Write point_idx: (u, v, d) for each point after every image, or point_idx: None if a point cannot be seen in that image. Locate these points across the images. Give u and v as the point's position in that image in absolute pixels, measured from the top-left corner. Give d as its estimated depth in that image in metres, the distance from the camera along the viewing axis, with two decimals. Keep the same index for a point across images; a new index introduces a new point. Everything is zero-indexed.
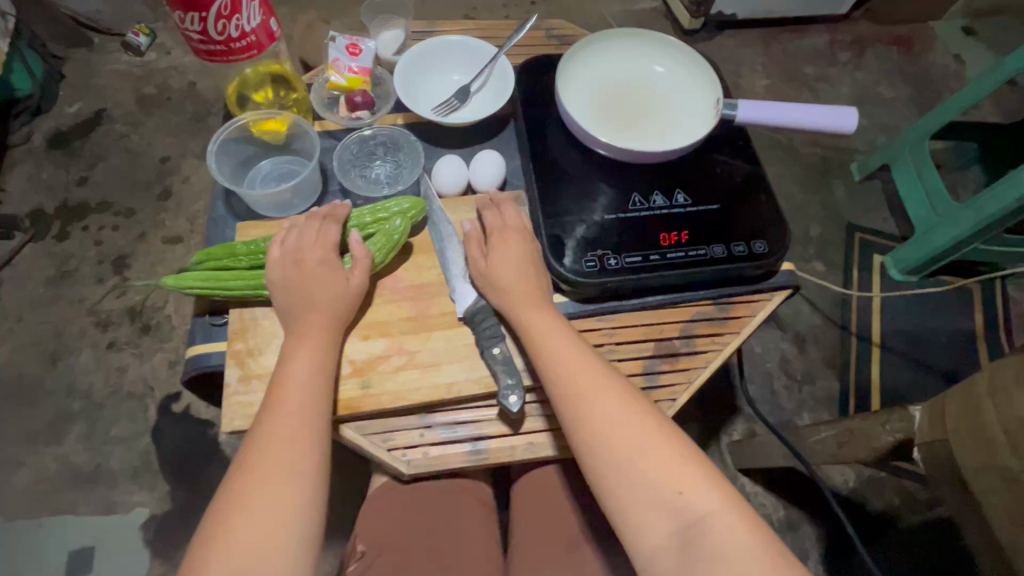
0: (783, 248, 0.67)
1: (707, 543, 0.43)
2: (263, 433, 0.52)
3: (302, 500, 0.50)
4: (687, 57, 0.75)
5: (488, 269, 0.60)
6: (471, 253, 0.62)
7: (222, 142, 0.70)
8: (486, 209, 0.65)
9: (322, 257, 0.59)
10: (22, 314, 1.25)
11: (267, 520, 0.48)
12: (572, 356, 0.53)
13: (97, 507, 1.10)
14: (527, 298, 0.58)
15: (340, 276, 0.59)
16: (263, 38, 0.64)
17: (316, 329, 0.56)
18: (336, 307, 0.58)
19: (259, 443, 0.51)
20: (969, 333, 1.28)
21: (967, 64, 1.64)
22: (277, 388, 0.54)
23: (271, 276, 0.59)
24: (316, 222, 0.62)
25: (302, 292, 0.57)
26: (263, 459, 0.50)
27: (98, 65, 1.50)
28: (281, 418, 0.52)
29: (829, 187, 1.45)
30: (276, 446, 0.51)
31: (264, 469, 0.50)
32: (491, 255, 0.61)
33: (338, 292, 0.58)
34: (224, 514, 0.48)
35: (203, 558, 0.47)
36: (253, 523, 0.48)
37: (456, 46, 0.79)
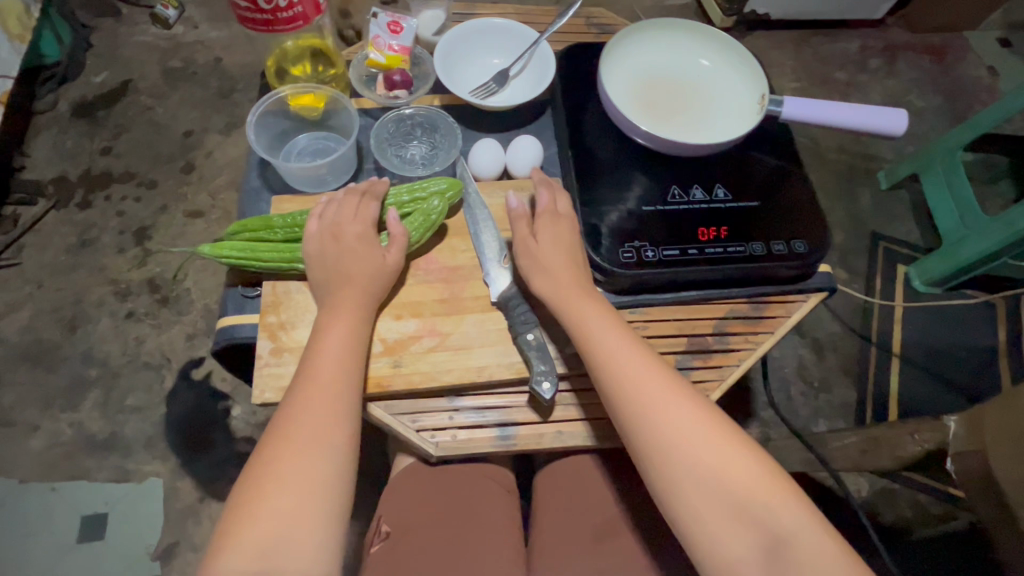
0: (823, 248, 0.66)
1: (793, 551, 0.47)
2: (297, 405, 0.51)
3: (334, 474, 0.50)
4: (736, 53, 0.73)
5: (542, 261, 0.59)
6: (521, 233, 0.61)
7: (261, 114, 0.69)
8: (542, 188, 0.64)
9: (360, 232, 0.59)
10: (43, 280, 1.25)
11: (300, 492, 0.48)
12: (633, 361, 0.53)
13: (110, 474, 1.11)
14: (585, 299, 0.57)
15: (377, 252, 0.58)
16: (310, 10, 0.62)
17: (351, 303, 0.56)
18: (373, 281, 0.57)
19: (297, 418, 0.51)
20: (991, 348, 1.26)
21: (1001, 77, 1.61)
22: (311, 360, 0.54)
23: (307, 249, 0.59)
24: (355, 197, 0.61)
25: (341, 267, 0.57)
26: (299, 433, 0.50)
27: (126, 36, 1.50)
28: (318, 391, 0.52)
29: (855, 195, 1.43)
30: (312, 420, 0.51)
31: (300, 442, 0.50)
32: (539, 245, 0.60)
33: (374, 268, 0.58)
34: (256, 484, 0.49)
35: (236, 524, 0.47)
36: (285, 494, 0.48)
37: (498, 29, 0.78)
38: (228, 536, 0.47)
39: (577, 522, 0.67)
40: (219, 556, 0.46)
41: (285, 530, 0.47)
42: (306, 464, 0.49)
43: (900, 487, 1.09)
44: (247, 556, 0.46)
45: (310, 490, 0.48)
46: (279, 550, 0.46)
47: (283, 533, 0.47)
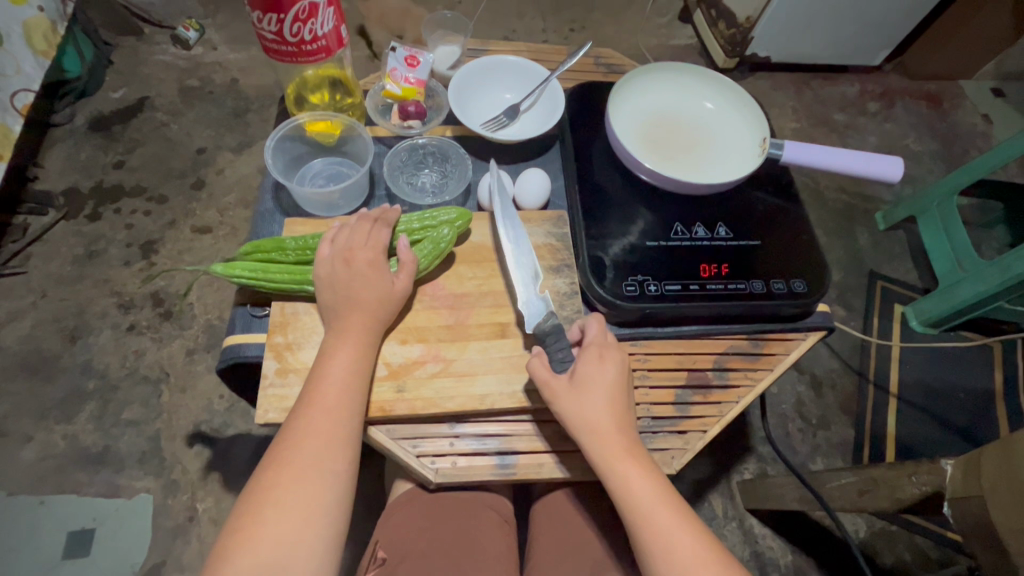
0: (822, 288, 0.67)
1: None
2: (312, 431, 0.51)
3: (337, 502, 0.50)
4: (738, 96, 0.76)
5: (582, 392, 0.56)
6: (540, 373, 0.57)
7: (279, 139, 0.72)
8: (591, 321, 0.60)
9: (371, 258, 0.60)
10: (47, 290, 1.26)
11: (312, 521, 0.49)
12: (663, 516, 0.52)
13: (101, 489, 1.09)
14: (618, 437, 0.55)
15: (386, 279, 0.59)
16: (333, 44, 0.65)
17: (368, 339, 0.57)
18: (381, 309, 0.58)
19: (317, 459, 0.51)
20: (989, 392, 1.26)
21: (994, 125, 1.65)
22: (322, 383, 0.54)
23: (319, 272, 0.60)
24: (367, 223, 0.62)
25: (352, 296, 0.58)
26: (319, 464, 0.50)
27: (146, 55, 1.55)
28: (343, 424, 0.53)
29: (853, 234, 1.46)
30: (334, 455, 0.51)
31: (318, 472, 0.50)
32: (574, 386, 0.56)
33: (384, 295, 0.59)
34: (263, 502, 0.49)
35: (238, 540, 0.47)
36: (293, 521, 0.48)
37: (511, 67, 0.82)
38: (231, 549, 0.47)
39: (576, 555, 0.67)
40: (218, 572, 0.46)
41: (290, 553, 0.47)
42: (319, 494, 0.50)
43: (900, 530, 1.08)
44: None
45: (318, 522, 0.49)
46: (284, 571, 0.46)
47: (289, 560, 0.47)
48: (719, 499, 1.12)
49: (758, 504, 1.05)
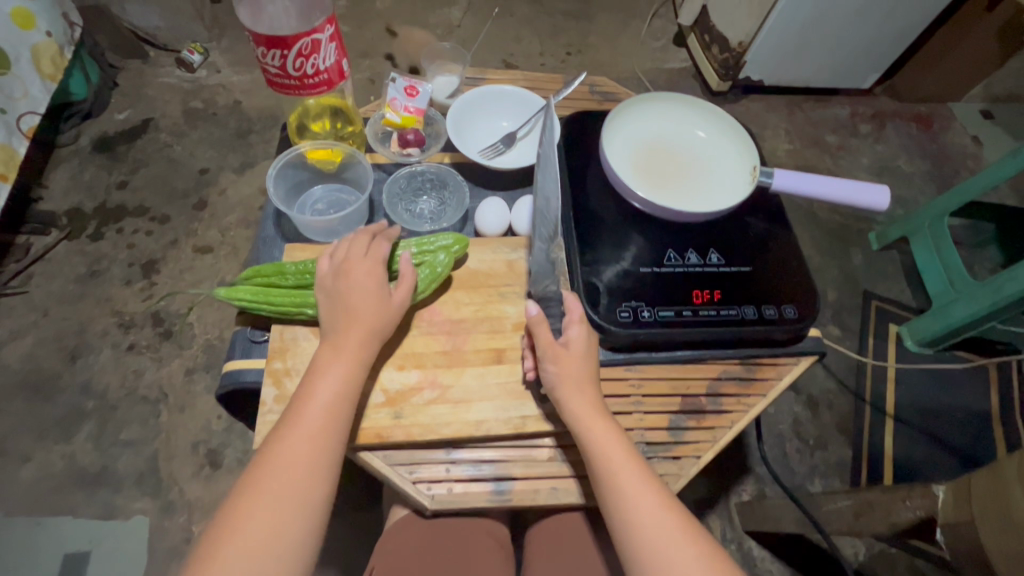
0: (813, 313, 0.68)
1: None
2: (296, 435, 0.53)
3: (314, 516, 0.51)
4: (729, 126, 0.78)
5: (564, 355, 0.58)
6: (543, 337, 0.58)
7: (282, 166, 0.74)
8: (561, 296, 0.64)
9: (370, 270, 0.61)
10: (49, 309, 1.27)
11: (284, 552, 0.49)
12: (630, 474, 0.54)
13: (97, 510, 1.09)
14: (592, 402, 0.57)
15: (384, 293, 0.60)
16: (335, 77, 0.67)
17: (353, 345, 0.57)
18: (377, 323, 0.59)
19: (299, 484, 0.51)
20: (985, 412, 1.27)
21: (984, 146, 1.68)
22: (308, 406, 0.54)
23: (320, 286, 0.61)
24: (366, 237, 0.64)
25: (350, 311, 0.59)
26: (299, 485, 0.51)
27: (151, 78, 1.58)
28: (324, 448, 0.53)
29: (847, 253, 1.47)
30: (315, 482, 0.52)
31: (300, 498, 0.51)
32: (568, 371, 0.57)
33: (381, 309, 0.59)
34: (242, 516, 0.49)
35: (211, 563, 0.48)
36: (272, 537, 0.49)
37: (507, 97, 0.84)
38: (201, 574, 0.47)
39: None
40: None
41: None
42: (295, 518, 0.50)
43: None
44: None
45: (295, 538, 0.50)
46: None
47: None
48: (718, 521, 1.11)
49: (755, 526, 1.05)
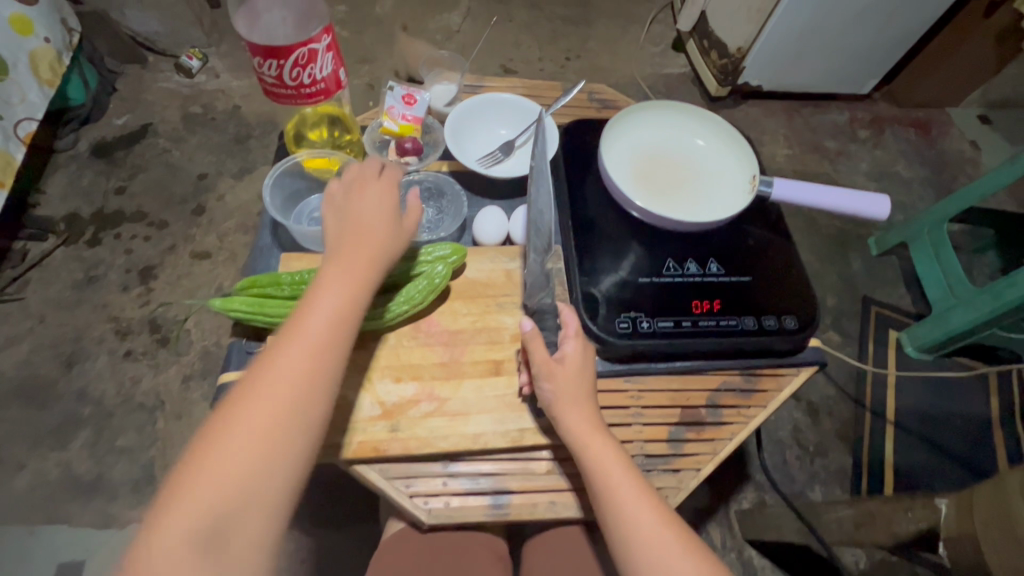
0: (813, 323, 0.68)
1: None
2: (297, 339, 0.51)
3: (312, 428, 0.49)
4: (728, 134, 0.78)
5: (561, 368, 0.57)
6: (538, 354, 0.57)
7: (278, 176, 0.73)
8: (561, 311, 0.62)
9: (381, 188, 0.62)
10: (46, 315, 1.26)
11: (275, 470, 0.47)
12: (628, 491, 0.53)
13: (93, 518, 1.08)
14: (589, 419, 0.56)
15: (394, 212, 0.61)
16: (332, 86, 0.67)
17: (361, 255, 0.57)
18: (385, 238, 0.59)
19: (290, 405, 0.49)
20: (985, 419, 1.26)
21: (982, 151, 1.68)
22: (310, 312, 0.53)
23: (330, 199, 0.61)
24: (378, 163, 0.65)
25: (352, 241, 0.57)
26: (288, 405, 0.48)
27: (150, 83, 1.58)
28: (325, 358, 0.51)
29: (846, 259, 1.47)
30: (315, 399, 0.50)
31: (296, 406, 0.49)
32: (564, 388, 0.56)
33: (389, 226, 0.60)
34: (236, 417, 0.48)
35: (199, 473, 0.46)
36: (267, 442, 0.47)
37: (506, 105, 0.84)
38: (192, 470, 0.46)
39: None
40: (163, 508, 0.45)
41: (246, 498, 0.46)
42: (287, 436, 0.48)
43: None
44: (198, 519, 0.44)
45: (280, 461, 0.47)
46: (237, 521, 0.45)
47: (245, 499, 0.46)
48: (718, 529, 1.11)
49: (756, 534, 1.04)
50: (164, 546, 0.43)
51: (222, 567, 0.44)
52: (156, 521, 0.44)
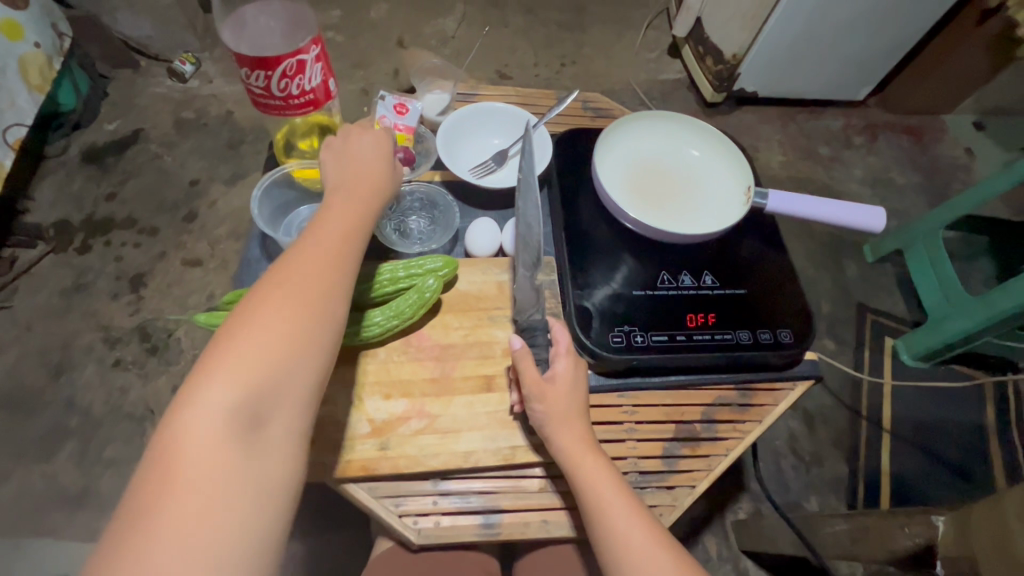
0: (809, 337, 0.67)
1: None
2: (313, 243, 0.52)
3: (333, 322, 0.49)
4: (723, 145, 0.77)
5: (552, 384, 0.57)
6: (528, 372, 0.57)
7: (267, 187, 0.72)
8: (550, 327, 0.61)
9: (375, 131, 0.65)
10: (33, 324, 1.24)
11: (301, 361, 0.46)
12: (621, 511, 0.52)
13: (80, 532, 1.06)
14: (580, 439, 0.55)
15: (390, 151, 0.65)
16: (321, 96, 0.66)
17: (366, 180, 0.60)
18: (385, 169, 0.62)
19: (314, 297, 0.49)
20: (981, 427, 1.26)
21: (977, 158, 1.69)
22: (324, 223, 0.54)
23: (327, 143, 0.64)
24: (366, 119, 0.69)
25: (359, 169, 0.60)
26: (310, 298, 0.48)
27: (142, 87, 1.57)
28: (342, 257, 0.52)
29: (841, 265, 1.47)
30: (336, 292, 0.50)
31: (319, 298, 0.49)
32: (555, 408, 0.56)
33: (388, 159, 0.63)
34: (255, 312, 0.46)
35: (223, 364, 0.44)
36: (292, 331, 0.46)
37: (499, 114, 0.83)
38: (213, 364, 0.44)
39: None
40: (185, 404, 0.42)
41: (278, 386, 0.45)
42: (310, 326, 0.47)
43: None
44: (229, 406, 0.43)
45: (305, 353, 0.47)
46: (271, 409, 0.44)
47: (275, 389, 0.45)
48: (713, 539, 1.10)
49: (752, 545, 1.03)
50: (193, 438, 0.41)
51: (258, 454, 0.43)
52: (180, 417, 0.42)
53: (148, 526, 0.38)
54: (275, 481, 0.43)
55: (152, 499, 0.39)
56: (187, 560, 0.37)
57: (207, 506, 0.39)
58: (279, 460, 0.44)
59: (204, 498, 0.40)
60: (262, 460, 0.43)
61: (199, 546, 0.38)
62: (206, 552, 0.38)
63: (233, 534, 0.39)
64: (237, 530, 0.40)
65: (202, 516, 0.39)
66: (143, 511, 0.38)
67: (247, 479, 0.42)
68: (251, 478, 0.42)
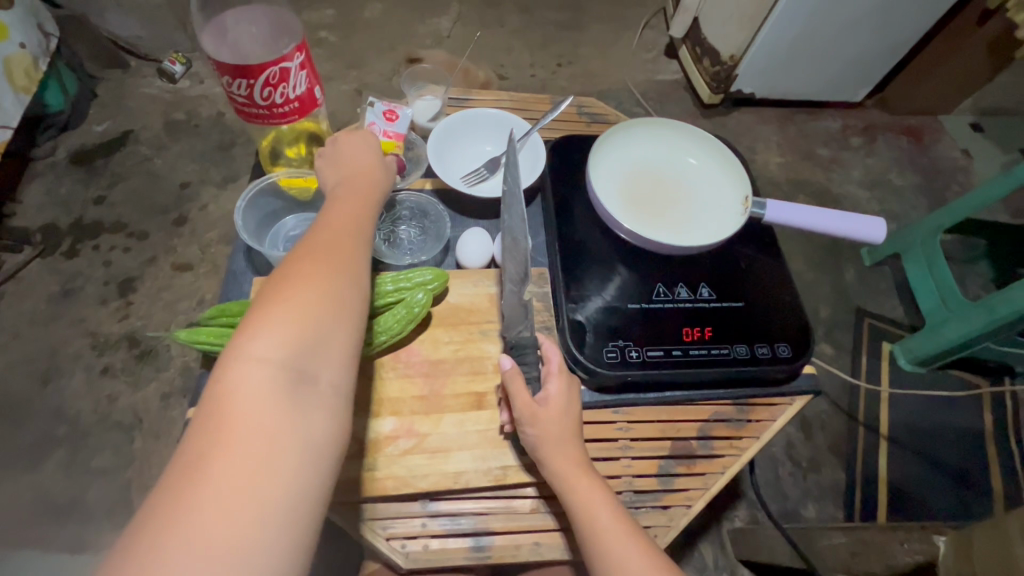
0: (807, 352, 0.66)
1: None
2: (329, 223, 0.51)
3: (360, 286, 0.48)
4: (721, 153, 0.76)
5: (546, 403, 0.55)
6: (519, 394, 0.55)
7: (252, 197, 0.70)
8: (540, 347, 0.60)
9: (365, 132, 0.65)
10: (20, 330, 1.22)
11: (336, 322, 0.44)
12: (617, 537, 0.51)
13: (65, 544, 1.04)
14: (574, 463, 0.54)
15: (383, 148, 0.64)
16: (307, 104, 0.64)
17: (368, 170, 0.59)
18: (383, 161, 0.62)
19: (341, 265, 0.47)
20: (979, 432, 1.25)
21: (975, 159, 1.68)
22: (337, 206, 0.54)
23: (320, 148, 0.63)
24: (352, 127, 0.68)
25: (360, 161, 0.60)
26: (339, 264, 0.47)
27: (131, 88, 1.54)
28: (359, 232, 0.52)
29: (839, 269, 1.46)
30: (358, 261, 0.49)
31: (345, 265, 0.47)
32: (549, 431, 0.54)
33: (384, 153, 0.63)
34: (284, 281, 0.45)
35: (258, 330, 0.42)
36: (323, 293, 0.45)
37: (491, 119, 0.81)
38: (247, 332, 0.41)
39: None
40: (230, 361, 0.40)
41: (316, 346, 0.42)
42: (340, 288, 0.46)
43: None
44: (268, 367, 0.40)
45: (345, 312, 0.45)
46: (312, 368, 0.42)
47: (314, 346, 0.42)
48: (710, 549, 1.07)
49: (750, 555, 1.02)
50: (241, 393, 0.39)
51: (305, 413, 0.40)
52: (225, 376, 0.39)
53: (201, 481, 0.35)
54: (328, 437, 0.41)
55: (201, 455, 0.36)
56: (246, 514, 0.35)
57: (261, 458, 0.37)
58: (323, 418, 0.41)
59: (258, 451, 0.37)
60: (308, 419, 0.40)
61: (248, 515, 0.35)
62: (264, 506, 0.35)
63: (287, 489, 0.37)
64: (291, 490, 0.37)
65: (251, 481, 0.36)
66: (194, 467, 0.35)
67: (296, 439, 0.39)
68: (305, 431, 0.39)
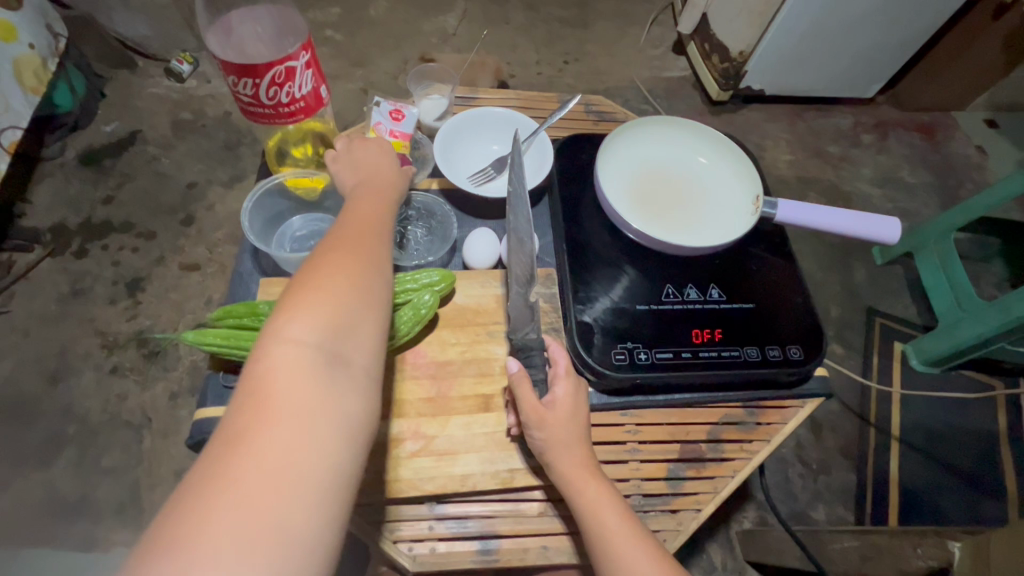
0: (819, 354, 0.65)
1: None
2: (353, 217, 0.51)
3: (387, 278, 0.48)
4: (731, 152, 0.75)
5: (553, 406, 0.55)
6: (527, 398, 0.54)
7: (258, 198, 0.70)
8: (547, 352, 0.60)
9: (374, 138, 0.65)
10: (30, 330, 1.23)
11: (368, 307, 0.44)
12: (626, 541, 0.50)
13: (74, 542, 1.04)
14: (581, 467, 0.53)
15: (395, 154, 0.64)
16: (313, 103, 0.64)
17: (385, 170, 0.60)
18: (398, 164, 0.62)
19: (370, 255, 0.47)
20: (993, 434, 1.23)
21: (989, 156, 1.65)
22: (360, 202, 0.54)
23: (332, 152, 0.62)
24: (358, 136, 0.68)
25: (376, 163, 0.60)
26: (367, 254, 0.47)
27: (139, 88, 1.54)
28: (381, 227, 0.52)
29: (850, 268, 1.44)
30: (384, 253, 0.49)
31: (373, 256, 0.48)
32: (556, 434, 0.54)
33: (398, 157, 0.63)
34: (316, 269, 0.45)
35: (294, 313, 0.41)
36: (355, 280, 0.45)
37: (498, 119, 0.80)
38: (283, 316, 0.41)
39: None
40: (267, 343, 0.40)
41: (349, 330, 0.42)
42: (370, 277, 0.46)
43: None
44: (305, 349, 0.40)
45: (374, 299, 0.45)
46: (346, 350, 0.41)
47: (348, 331, 0.42)
48: (719, 550, 1.06)
49: (759, 557, 1.01)
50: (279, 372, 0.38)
51: (341, 394, 0.39)
52: (263, 356, 0.39)
53: (241, 461, 0.34)
54: (362, 420, 0.40)
55: (242, 434, 0.35)
56: (285, 495, 0.34)
57: (302, 435, 0.36)
58: (358, 400, 0.40)
59: (296, 431, 0.36)
60: (344, 400, 0.39)
61: (290, 492, 0.34)
62: (302, 488, 0.34)
63: (325, 468, 0.36)
64: (328, 470, 0.36)
65: (292, 460, 0.35)
66: (232, 447, 0.35)
67: (333, 421, 0.38)
68: (342, 410, 0.39)
